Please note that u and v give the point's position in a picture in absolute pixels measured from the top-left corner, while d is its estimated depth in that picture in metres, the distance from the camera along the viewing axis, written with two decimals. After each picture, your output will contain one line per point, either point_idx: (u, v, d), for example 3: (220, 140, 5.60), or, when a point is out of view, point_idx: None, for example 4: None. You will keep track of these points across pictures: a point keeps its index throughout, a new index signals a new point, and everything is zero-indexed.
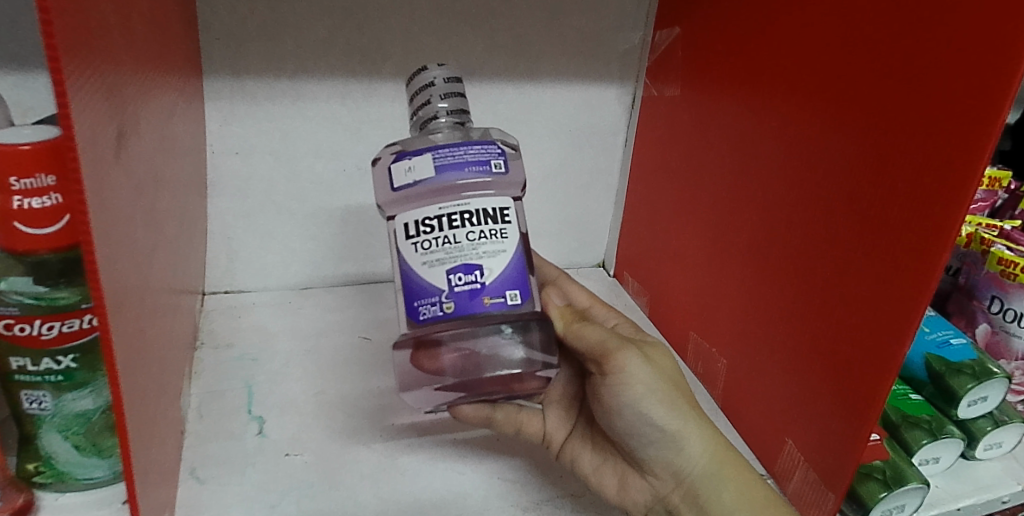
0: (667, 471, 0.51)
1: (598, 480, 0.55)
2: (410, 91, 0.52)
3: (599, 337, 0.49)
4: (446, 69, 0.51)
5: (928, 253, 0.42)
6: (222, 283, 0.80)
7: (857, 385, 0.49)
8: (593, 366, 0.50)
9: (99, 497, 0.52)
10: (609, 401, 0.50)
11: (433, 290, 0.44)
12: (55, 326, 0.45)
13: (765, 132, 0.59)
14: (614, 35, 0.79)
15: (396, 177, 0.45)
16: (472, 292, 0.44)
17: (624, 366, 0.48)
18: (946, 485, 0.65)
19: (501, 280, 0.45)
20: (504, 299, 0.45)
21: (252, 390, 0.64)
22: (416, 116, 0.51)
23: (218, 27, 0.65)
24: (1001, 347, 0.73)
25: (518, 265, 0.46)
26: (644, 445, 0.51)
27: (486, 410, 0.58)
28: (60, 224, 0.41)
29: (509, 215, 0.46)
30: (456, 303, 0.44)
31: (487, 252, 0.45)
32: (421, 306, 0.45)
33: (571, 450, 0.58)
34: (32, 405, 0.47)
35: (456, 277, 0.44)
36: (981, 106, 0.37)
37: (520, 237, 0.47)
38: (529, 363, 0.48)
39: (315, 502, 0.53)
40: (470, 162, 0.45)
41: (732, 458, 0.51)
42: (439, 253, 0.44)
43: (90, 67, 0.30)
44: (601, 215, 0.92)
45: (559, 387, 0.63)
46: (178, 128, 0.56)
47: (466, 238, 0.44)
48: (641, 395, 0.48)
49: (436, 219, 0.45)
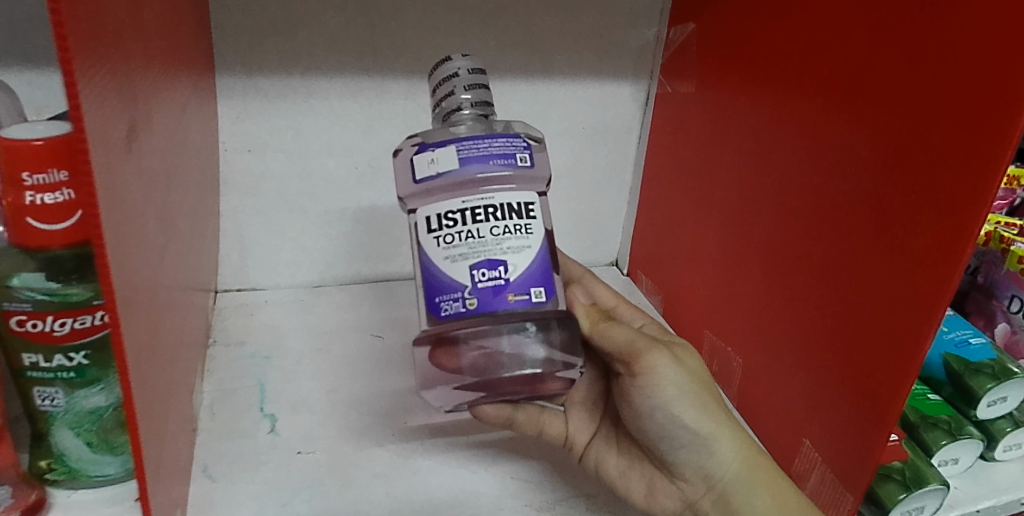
0: (698, 476, 0.51)
1: (624, 484, 0.55)
2: (433, 82, 0.51)
3: (627, 337, 0.49)
4: (470, 60, 0.50)
5: (950, 254, 0.41)
6: (234, 282, 0.80)
7: (877, 387, 0.48)
8: (621, 365, 0.50)
9: (111, 495, 0.51)
10: (637, 403, 0.50)
11: (456, 286, 0.44)
12: (67, 323, 0.44)
13: (783, 132, 0.58)
14: (628, 31, 0.78)
15: (418, 168, 0.45)
16: (496, 288, 0.44)
17: (655, 366, 0.48)
18: (966, 487, 0.64)
19: (525, 277, 0.44)
20: (529, 296, 0.44)
21: (264, 388, 0.64)
22: (439, 107, 0.50)
23: (230, 24, 0.65)
24: (1020, 347, 0.72)
25: (543, 263, 0.45)
26: (674, 449, 0.51)
27: (507, 410, 0.57)
28: (73, 219, 0.41)
29: (533, 211, 0.45)
30: (479, 299, 0.43)
31: (511, 247, 0.44)
32: (442, 302, 0.44)
33: (596, 453, 0.57)
34: (44, 402, 0.47)
35: (479, 273, 0.44)
36: (1004, 103, 0.36)
37: (545, 233, 0.46)
38: (550, 362, 0.47)
39: (327, 501, 0.52)
40: (494, 154, 0.44)
41: (763, 464, 0.51)
42: (462, 247, 0.44)
43: (101, 60, 0.30)
44: (613, 213, 0.91)
45: (583, 388, 0.62)
46: (190, 125, 0.55)
47: (490, 233, 0.44)
48: (672, 397, 0.48)
49: (459, 212, 0.44)
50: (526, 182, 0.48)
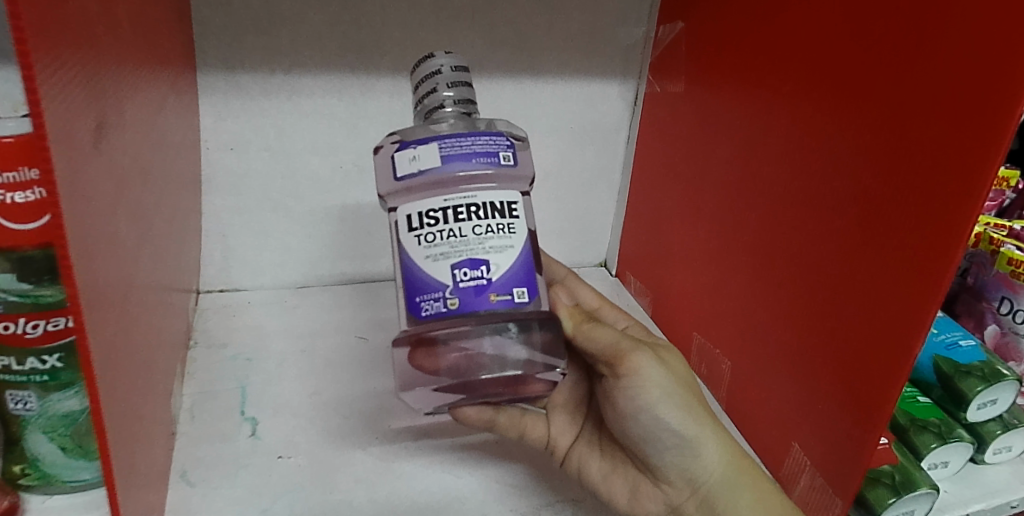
0: (682, 479, 0.51)
1: (607, 489, 0.54)
2: (414, 80, 0.50)
3: (612, 338, 0.48)
4: (453, 57, 0.49)
5: (941, 255, 0.40)
6: (217, 282, 0.78)
7: (868, 390, 0.47)
8: (605, 368, 0.49)
9: (86, 500, 0.50)
10: (623, 404, 0.49)
11: (437, 285, 0.43)
12: (39, 325, 0.43)
13: (772, 131, 0.58)
14: (616, 30, 0.77)
15: (399, 166, 0.44)
16: (478, 288, 0.43)
17: (640, 367, 0.47)
18: (956, 490, 0.63)
19: (508, 276, 0.43)
20: (511, 296, 0.43)
21: (245, 391, 0.63)
22: (421, 104, 0.49)
23: (212, 21, 0.64)
24: (1010, 348, 0.72)
25: (526, 262, 0.45)
26: (660, 451, 0.50)
27: (489, 412, 0.56)
28: (41, 222, 0.40)
29: (517, 210, 0.45)
30: (460, 299, 0.42)
31: (494, 247, 0.43)
32: (423, 302, 0.43)
33: (578, 457, 0.56)
34: (17, 406, 0.46)
35: (461, 272, 0.43)
36: (996, 102, 0.36)
37: (528, 233, 0.45)
38: (530, 363, 0.47)
39: (307, 506, 0.51)
40: (478, 153, 0.44)
41: (749, 466, 0.50)
42: (443, 246, 0.43)
43: (65, 56, 0.29)
44: (602, 213, 0.90)
45: (564, 391, 0.61)
46: (169, 122, 0.54)
47: (473, 232, 0.43)
48: (657, 399, 0.47)
49: (440, 211, 0.43)
50: (509, 181, 0.48)
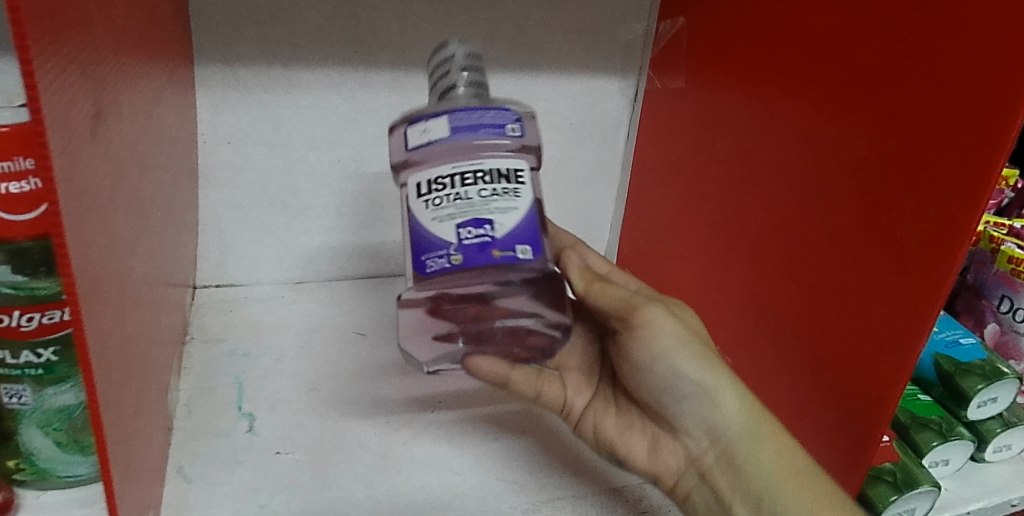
0: (702, 429, 0.51)
1: (624, 445, 0.54)
2: (431, 67, 0.50)
3: (621, 293, 0.48)
4: (466, 45, 0.50)
5: (945, 250, 0.40)
6: (213, 277, 0.78)
7: (871, 384, 0.47)
8: (617, 322, 0.49)
9: (81, 496, 0.50)
10: (636, 359, 0.49)
11: (440, 244, 0.42)
12: (34, 317, 0.43)
13: (775, 126, 0.57)
14: (617, 26, 0.77)
15: (411, 138, 0.44)
16: (481, 245, 0.42)
17: (651, 319, 0.47)
18: (956, 488, 0.63)
19: (512, 234, 0.43)
20: (514, 253, 0.43)
21: (242, 386, 0.62)
22: (435, 86, 0.49)
23: (210, 13, 0.63)
24: (1009, 346, 0.72)
25: (531, 222, 0.44)
26: (677, 403, 0.50)
27: (504, 368, 0.54)
28: (37, 212, 0.39)
29: (523, 176, 0.44)
30: (464, 256, 0.42)
31: (499, 208, 0.43)
32: (428, 260, 0.42)
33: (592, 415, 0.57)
34: (11, 400, 0.46)
35: (466, 231, 0.42)
36: (1002, 95, 0.35)
37: (533, 197, 0.45)
38: None
39: (305, 502, 0.51)
40: (486, 124, 0.43)
41: (767, 418, 0.50)
42: (449, 208, 0.43)
43: (62, 45, 0.28)
44: (601, 210, 0.90)
45: (576, 354, 0.61)
46: (166, 113, 0.53)
47: (478, 195, 0.43)
48: (671, 349, 0.47)
49: (448, 177, 0.43)
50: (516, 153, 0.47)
